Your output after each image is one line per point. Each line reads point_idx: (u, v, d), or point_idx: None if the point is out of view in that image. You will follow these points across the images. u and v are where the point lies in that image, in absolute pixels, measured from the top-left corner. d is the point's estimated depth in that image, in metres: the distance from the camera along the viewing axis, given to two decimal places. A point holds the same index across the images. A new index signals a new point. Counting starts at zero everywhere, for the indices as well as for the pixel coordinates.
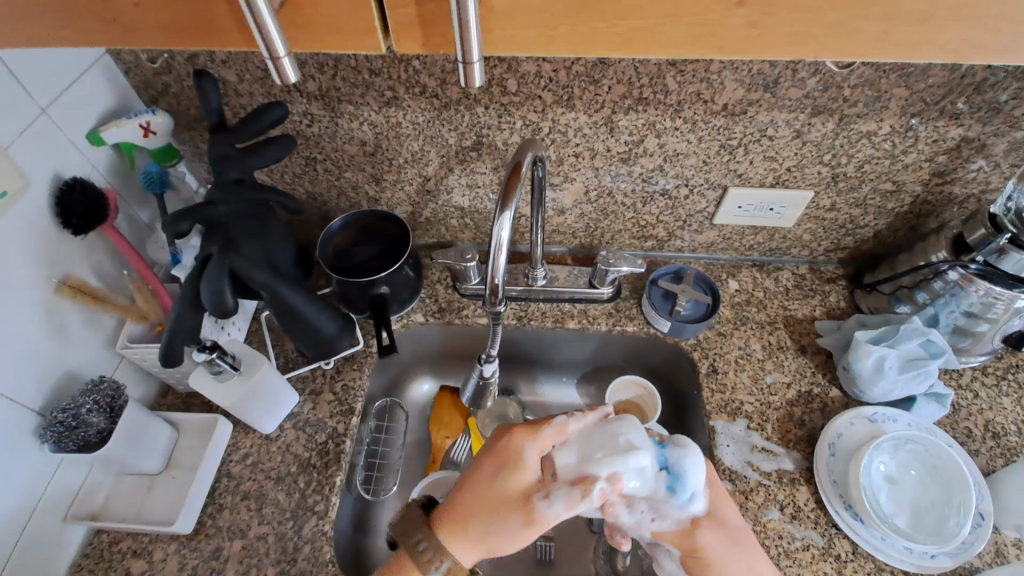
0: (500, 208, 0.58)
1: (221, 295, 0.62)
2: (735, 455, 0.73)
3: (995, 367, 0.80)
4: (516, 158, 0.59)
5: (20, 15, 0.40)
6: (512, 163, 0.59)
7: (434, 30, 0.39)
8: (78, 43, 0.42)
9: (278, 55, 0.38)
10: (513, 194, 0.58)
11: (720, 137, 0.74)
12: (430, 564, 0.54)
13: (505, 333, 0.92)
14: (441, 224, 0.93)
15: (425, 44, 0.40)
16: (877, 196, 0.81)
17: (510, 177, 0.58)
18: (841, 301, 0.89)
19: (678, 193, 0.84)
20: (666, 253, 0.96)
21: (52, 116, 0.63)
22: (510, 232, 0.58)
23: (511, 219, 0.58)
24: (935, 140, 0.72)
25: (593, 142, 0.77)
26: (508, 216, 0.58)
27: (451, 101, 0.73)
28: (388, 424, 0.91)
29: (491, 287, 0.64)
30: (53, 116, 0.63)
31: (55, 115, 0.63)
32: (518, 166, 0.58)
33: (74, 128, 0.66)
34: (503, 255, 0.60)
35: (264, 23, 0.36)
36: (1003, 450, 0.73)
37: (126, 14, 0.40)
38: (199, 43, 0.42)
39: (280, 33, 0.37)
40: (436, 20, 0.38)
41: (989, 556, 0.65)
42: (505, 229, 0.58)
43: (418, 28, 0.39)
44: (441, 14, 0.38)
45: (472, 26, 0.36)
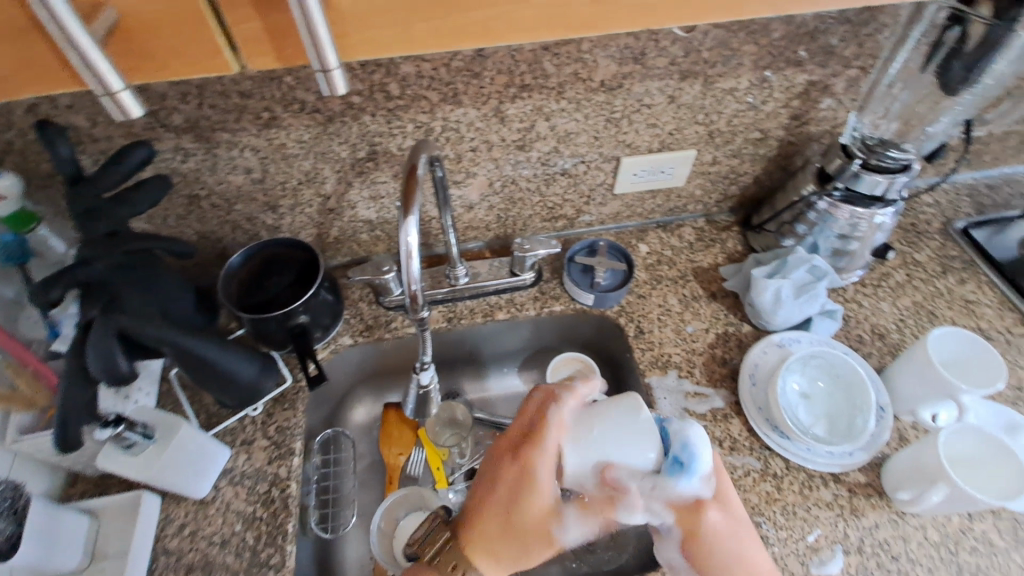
0: (403, 214, 0.56)
1: (114, 362, 0.56)
2: (672, 405, 0.78)
3: (870, 278, 0.92)
4: (410, 162, 0.59)
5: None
6: (406, 168, 0.58)
7: (285, 42, 0.38)
8: None
9: (112, 90, 0.35)
10: (415, 201, 0.56)
11: (604, 112, 0.78)
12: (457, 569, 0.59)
13: (438, 337, 0.91)
14: (351, 241, 0.91)
15: (274, 57, 0.39)
16: (749, 145, 0.89)
17: (406, 183, 0.57)
18: (737, 245, 0.97)
19: (577, 170, 0.87)
20: (577, 230, 1.00)
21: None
22: (418, 236, 0.56)
23: (416, 223, 0.56)
24: (787, 88, 0.80)
25: (488, 134, 0.78)
26: (412, 221, 0.56)
27: (334, 114, 0.70)
28: (335, 455, 0.88)
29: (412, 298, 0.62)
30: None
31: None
32: (414, 169, 0.57)
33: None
34: (417, 269, 0.59)
35: (86, 56, 0.33)
36: (889, 348, 0.84)
37: None
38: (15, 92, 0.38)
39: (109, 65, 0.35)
40: (281, 30, 0.37)
41: (894, 442, 0.74)
42: (413, 235, 0.56)
43: (265, 40, 0.38)
44: (283, 27, 0.37)
45: (322, 35, 0.35)
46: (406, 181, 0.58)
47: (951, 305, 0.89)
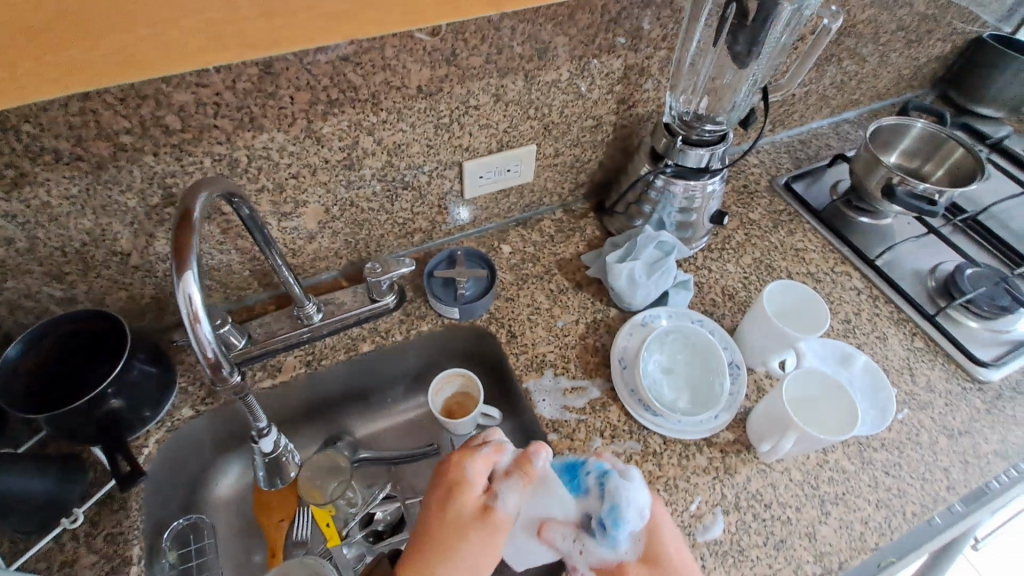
0: (177, 270, 0.46)
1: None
2: (551, 406, 0.77)
3: (715, 243, 0.97)
4: (184, 206, 0.49)
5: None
6: (179, 212, 0.49)
7: None
8: None
9: None
10: (189, 248, 0.47)
11: (430, 118, 0.74)
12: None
13: (299, 385, 0.82)
14: (175, 297, 0.79)
15: None
16: (586, 133, 0.90)
17: (179, 231, 0.48)
18: (596, 231, 0.99)
19: (419, 181, 0.83)
20: (437, 241, 0.95)
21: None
22: (202, 293, 0.47)
23: (196, 278, 0.46)
24: (607, 73, 0.81)
25: (306, 157, 0.70)
26: (192, 275, 0.46)
27: (103, 159, 0.59)
28: (197, 546, 0.77)
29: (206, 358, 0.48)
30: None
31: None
32: (187, 214, 0.48)
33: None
34: (207, 329, 0.47)
35: None
36: (739, 306, 0.89)
37: None
38: None
39: None
40: None
41: (754, 395, 0.78)
42: (195, 293, 0.46)
43: None
44: None
45: None
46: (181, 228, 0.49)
47: (785, 256, 0.97)
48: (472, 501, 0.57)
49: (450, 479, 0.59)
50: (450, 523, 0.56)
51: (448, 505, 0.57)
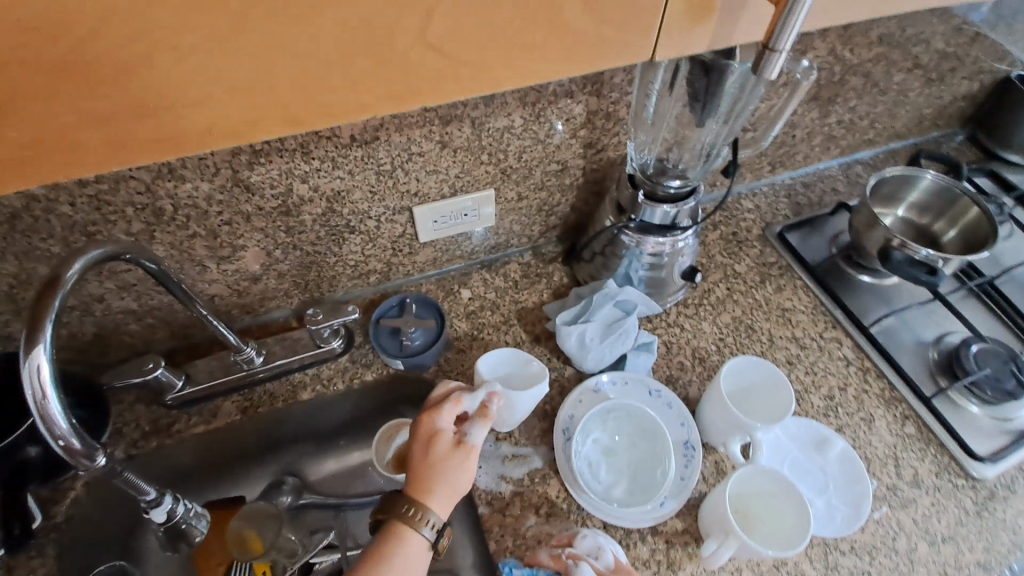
0: (25, 348, 0.43)
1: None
2: (487, 475, 0.72)
3: (692, 297, 0.90)
4: (60, 270, 0.47)
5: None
6: (53, 276, 0.46)
7: None
8: None
9: None
10: (44, 320, 0.44)
11: (370, 166, 0.70)
12: (418, 523, 0.59)
13: (234, 432, 0.80)
14: (117, 335, 0.78)
15: None
16: (552, 177, 0.84)
17: (44, 301, 0.45)
18: (564, 278, 0.93)
19: (368, 225, 0.79)
20: (396, 282, 0.92)
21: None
22: (54, 366, 0.43)
23: (48, 352, 0.43)
24: (569, 119, 0.76)
25: (237, 205, 0.68)
26: (43, 349, 0.43)
27: (17, 209, 0.58)
28: None
29: (65, 445, 0.44)
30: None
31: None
32: (58, 282, 0.46)
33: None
34: (61, 415, 0.43)
35: None
36: (710, 372, 0.82)
37: None
38: None
39: None
40: None
41: (713, 478, 0.71)
42: (43, 371, 0.42)
43: None
44: None
45: None
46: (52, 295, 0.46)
47: (768, 316, 0.88)
48: (449, 438, 0.63)
49: (423, 432, 0.64)
50: (440, 462, 0.61)
51: (435, 447, 0.62)
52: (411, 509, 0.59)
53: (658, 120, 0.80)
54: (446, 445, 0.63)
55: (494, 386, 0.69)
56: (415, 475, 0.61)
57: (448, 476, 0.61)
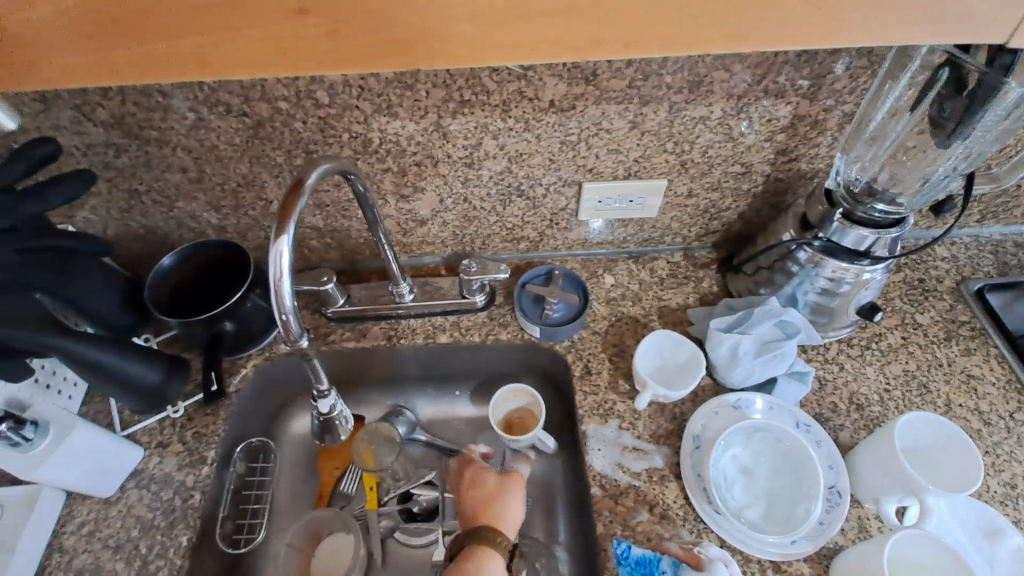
0: (274, 231, 0.49)
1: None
2: (606, 459, 0.72)
3: (859, 338, 0.83)
4: (299, 176, 0.53)
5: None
6: (293, 180, 0.52)
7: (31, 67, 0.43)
8: None
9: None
10: (292, 213, 0.49)
11: (558, 134, 0.72)
12: (495, 543, 0.69)
13: (377, 355, 0.87)
14: (301, 246, 0.88)
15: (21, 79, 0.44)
16: (730, 178, 0.80)
17: (289, 198, 0.51)
18: (714, 285, 0.89)
19: (535, 192, 0.81)
20: (542, 254, 0.94)
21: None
22: (292, 255, 0.48)
23: (289, 241, 0.48)
24: (770, 119, 0.72)
25: (431, 149, 0.73)
26: (286, 239, 0.48)
27: (263, 119, 0.67)
28: (263, 465, 0.85)
29: (285, 326, 0.50)
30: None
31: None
32: (300, 184, 0.51)
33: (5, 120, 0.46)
34: (289, 294, 0.49)
35: None
36: (867, 422, 0.75)
37: None
38: None
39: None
40: None
41: (853, 534, 0.64)
42: (284, 256, 0.48)
43: None
44: None
45: None
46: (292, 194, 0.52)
47: (948, 379, 0.78)
48: (492, 476, 0.79)
49: (470, 472, 0.80)
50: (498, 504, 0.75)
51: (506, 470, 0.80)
52: (491, 533, 0.70)
53: (880, 134, 0.70)
54: (505, 480, 0.78)
55: (657, 389, 0.71)
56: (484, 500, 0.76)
57: (515, 503, 0.76)
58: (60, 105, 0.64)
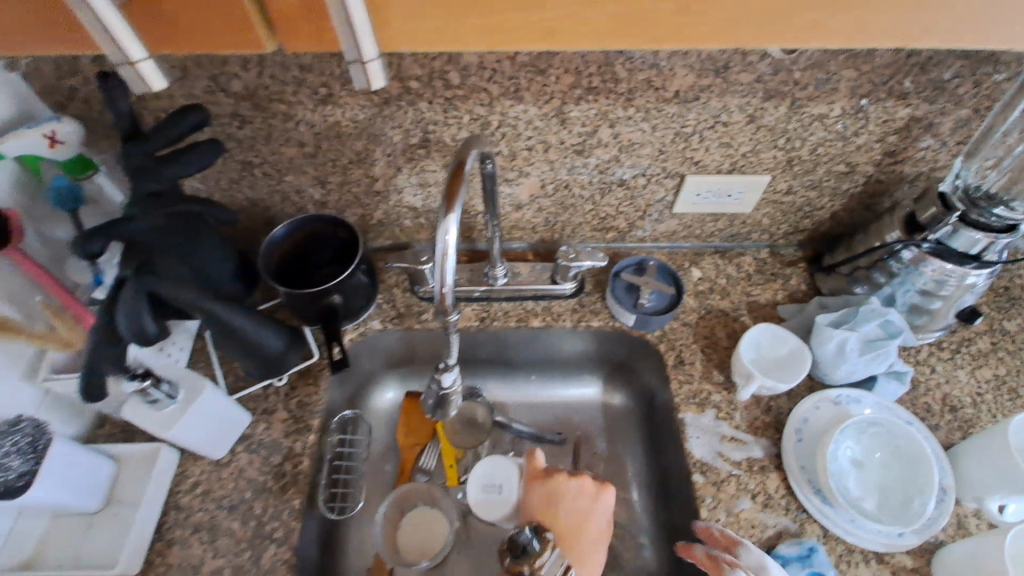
0: (443, 211, 0.50)
1: (140, 322, 0.54)
2: (705, 447, 0.73)
3: (949, 341, 0.83)
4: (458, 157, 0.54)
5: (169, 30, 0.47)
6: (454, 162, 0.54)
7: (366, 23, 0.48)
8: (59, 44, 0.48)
9: (368, 58, 0.46)
10: (458, 195, 0.51)
11: (674, 125, 0.72)
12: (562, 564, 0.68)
13: (466, 337, 0.89)
14: (395, 225, 0.89)
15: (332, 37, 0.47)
16: (832, 177, 0.81)
17: (451, 180, 0.52)
18: (802, 283, 0.89)
19: (636, 182, 0.82)
20: (628, 244, 0.94)
21: (369, 65, 0.47)
22: (457, 235, 0.50)
23: (457, 221, 0.50)
24: (885, 120, 0.73)
25: (546, 134, 0.74)
26: (454, 218, 0.50)
27: (392, 97, 0.68)
28: (351, 437, 0.85)
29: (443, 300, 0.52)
30: (373, 72, 0.47)
31: (370, 80, 0.48)
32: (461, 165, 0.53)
33: (377, 77, 0.48)
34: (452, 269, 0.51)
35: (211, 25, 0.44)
36: (960, 423, 0.76)
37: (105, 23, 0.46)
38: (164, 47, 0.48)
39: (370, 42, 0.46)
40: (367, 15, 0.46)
41: (952, 530, 0.66)
42: (451, 233, 0.50)
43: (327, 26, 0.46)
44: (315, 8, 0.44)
45: (362, 30, 0.44)
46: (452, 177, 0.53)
47: None
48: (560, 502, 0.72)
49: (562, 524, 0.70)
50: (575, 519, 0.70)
51: (563, 491, 0.72)
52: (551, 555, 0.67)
53: None
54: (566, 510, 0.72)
55: (761, 380, 0.72)
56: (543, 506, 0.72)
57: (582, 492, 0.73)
58: (198, 74, 0.65)
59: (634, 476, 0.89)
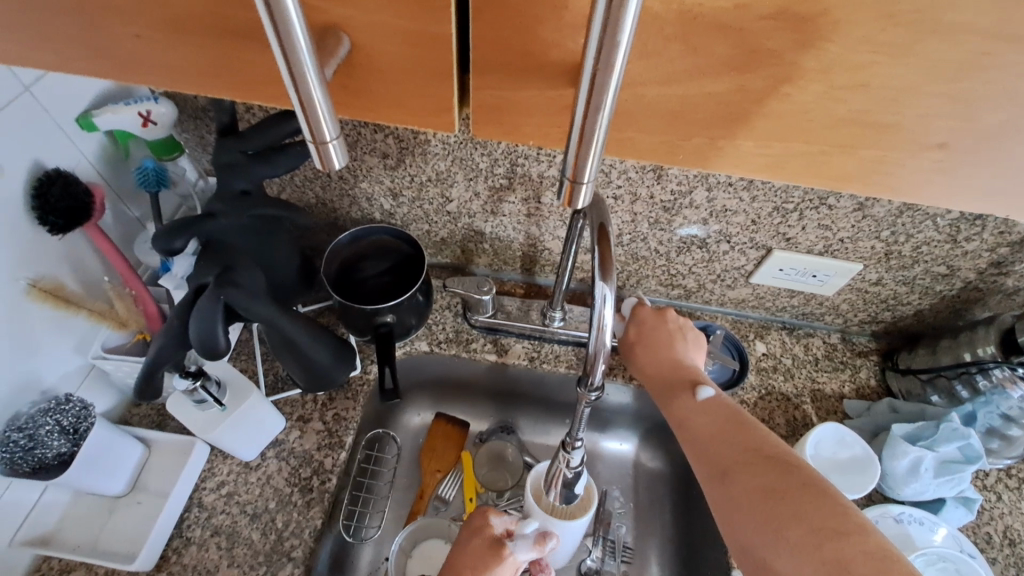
0: (600, 278, 0.51)
1: (213, 333, 0.52)
2: None
3: (1020, 469, 0.78)
4: (600, 221, 0.54)
5: (340, 90, 0.40)
6: (597, 225, 0.53)
7: (530, 120, 0.40)
8: (144, 75, 0.40)
9: (579, 180, 0.36)
10: (611, 264, 0.51)
11: (775, 199, 0.69)
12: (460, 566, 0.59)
13: (511, 372, 0.86)
14: (457, 246, 0.86)
15: (499, 129, 0.41)
16: (928, 277, 0.76)
17: (598, 246, 0.52)
18: (871, 379, 0.84)
19: (718, 247, 0.78)
20: (692, 304, 0.89)
21: (577, 186, 0.37)
22: (613, 305, 0.51)
23: (612, 293, 0.50)
24: (1001, 231, 0.68)
25: (637, 186, 0.70)
26: (609, 288, 0.51)
27: None
28: (377, 455, 0.83)
29: (590, 371, 0.55)
30: (580, 194, 0.37)
31: (571, 199, 0.38)
32: (605, 231, 0.52)
33: (582, 198, 0.38)
34: (609, 337, 0.53)
35: (313, 108, 0.31)
36: (1019, 560, 0.71)
37: (197, 59, 0.39)
38: (265, 98, 0.41)
39: (331, 117, 0.33)
40: (533, 110, 0.39)
41: None
42: (608, 305, 0.51)
43: (492, 113, 0.40)
44: (441, 66, 0.38)
45: (592, 149, 0.34)
46: (593, 240, 0.53)
47: None
48: (491, 543, 0.60)
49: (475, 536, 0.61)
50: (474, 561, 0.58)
51: (476, 539, 0.60)
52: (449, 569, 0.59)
53: None
54: (484, 553, 0.59)
55: None
56: (669, 382, 0.63)
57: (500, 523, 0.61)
58: None
59: (658, 547, 0.84)
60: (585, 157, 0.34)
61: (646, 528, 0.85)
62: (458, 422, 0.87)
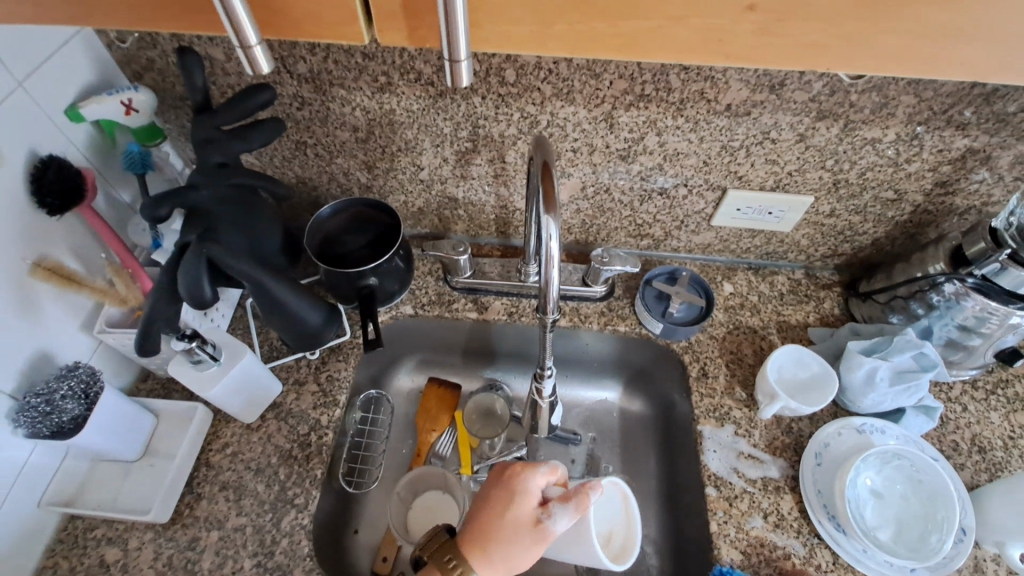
0: (546, 212, 0.55)
1: (198, 287, 0.58)
2: (722, 461, 0.74)
3: (985, 381, 0.81)
4: (543, 159, 0.58)
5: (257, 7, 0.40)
6: (541, 163, 0.57)
7: (420, 23, 0.40)
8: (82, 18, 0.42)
9: (456, 58, 0.39)
10: (553, 193, 0.55)
11: (721, 138, 0.73)
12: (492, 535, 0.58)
13: (493, 330, 0.90)
14: (434, 215, 0.91)
15: (409, 35, 0.41)
16: (878, 204, 0.80)
17: (542, 182, 0.56)
18: (835, 308, 0.88)
19: (677, 192, 0.82)
20: (661, 253, 0.94)
21: (456, 65, 0.40)
22: (559, 240, 0.55)
23: (557, 226, 0.55)
24: (940, 150, 0.71)
25: (593, 137, 0.75)
26: (553, 223, 0.55)
27: (446, 90, 0.71)
28: (374, 416, 0.88)
29: (545, 300, 0.60)
30: (460, 72, 0.40)
31: (455, 79, 0.41)
32: (549, 167, 0.56)
33: (465, 77, 0.41)
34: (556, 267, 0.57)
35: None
36: (989, 464, 0.75)
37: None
38: (187, 26, 0.41)
39: (248, 14, 0.37)
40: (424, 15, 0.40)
41: (967, 571, 0.66)
42: (553, 238, 0.55)
43: (401, 18, 0.40)
44: None
45: (458, 23, 0.37)
46: (538, 177, 0.57)
47: None
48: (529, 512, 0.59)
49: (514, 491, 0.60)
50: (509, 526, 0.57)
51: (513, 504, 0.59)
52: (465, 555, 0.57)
53: None
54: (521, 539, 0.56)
55: (787, 401, 0.73)
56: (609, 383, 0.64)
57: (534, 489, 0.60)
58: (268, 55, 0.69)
59: (646, 484, 0.88)
60: (453, 30, 0.37)
61: (634, 467, 0.89)
62: (450, 385, 0.91)
